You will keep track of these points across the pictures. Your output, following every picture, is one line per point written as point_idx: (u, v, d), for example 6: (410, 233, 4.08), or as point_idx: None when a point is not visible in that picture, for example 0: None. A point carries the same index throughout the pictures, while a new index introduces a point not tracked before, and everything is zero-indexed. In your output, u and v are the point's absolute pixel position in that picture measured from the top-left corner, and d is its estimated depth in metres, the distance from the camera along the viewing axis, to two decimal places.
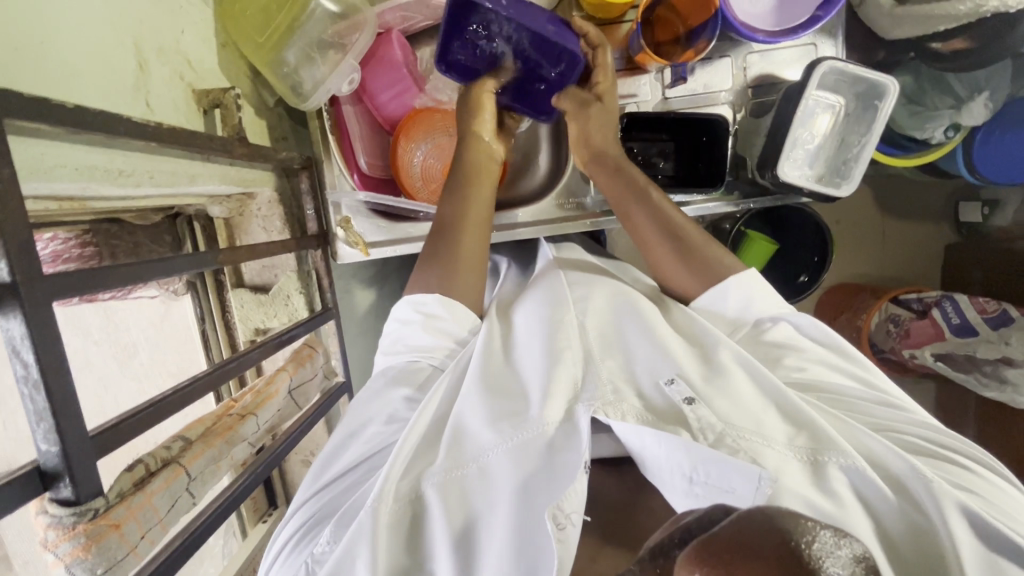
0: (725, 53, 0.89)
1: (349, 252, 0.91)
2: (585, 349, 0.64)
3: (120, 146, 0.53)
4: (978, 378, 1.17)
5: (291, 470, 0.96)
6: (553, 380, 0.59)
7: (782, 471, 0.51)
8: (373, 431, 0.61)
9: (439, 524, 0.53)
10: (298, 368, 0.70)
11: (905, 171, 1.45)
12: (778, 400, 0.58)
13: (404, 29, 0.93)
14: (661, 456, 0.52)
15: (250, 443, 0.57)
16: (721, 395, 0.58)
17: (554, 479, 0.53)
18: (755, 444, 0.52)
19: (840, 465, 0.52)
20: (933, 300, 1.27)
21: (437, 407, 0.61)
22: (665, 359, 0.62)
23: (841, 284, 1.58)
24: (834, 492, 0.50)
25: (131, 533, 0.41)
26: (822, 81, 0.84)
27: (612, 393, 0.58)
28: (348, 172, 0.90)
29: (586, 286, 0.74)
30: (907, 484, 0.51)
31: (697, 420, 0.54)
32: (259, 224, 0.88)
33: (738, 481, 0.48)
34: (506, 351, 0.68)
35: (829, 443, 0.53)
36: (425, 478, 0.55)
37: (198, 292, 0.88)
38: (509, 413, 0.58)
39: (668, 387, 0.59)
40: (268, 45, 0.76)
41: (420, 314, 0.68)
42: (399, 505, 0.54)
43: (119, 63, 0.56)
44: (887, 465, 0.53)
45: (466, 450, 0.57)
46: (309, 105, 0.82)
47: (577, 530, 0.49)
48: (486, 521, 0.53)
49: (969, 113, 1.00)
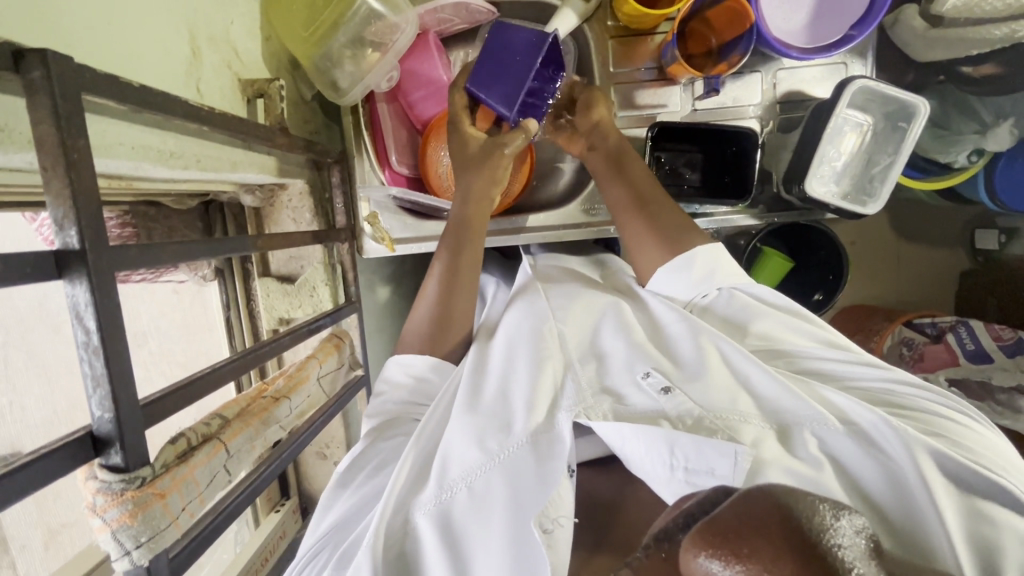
0: (756, 68, 0.91)
1: (375, 248, 0.93)
2: (566, 355, 0.65)
3: (172, 128, 0.54)
4: (991, 405, 1.14)
5: (304, 462, 0.97)
6: (537, 392, 0.60)
7: (761, 445, 0.53)
8: (362, 477, 0.63)
9: (433, 545, 0.54)
10: (327, 357, 0.70)
11: (924, 195, 1.46)
12: (748, 386, 0.60)
13: (439, 32, 0.95)
14: (642, 452, 0.53)
15: (282, 426, 0.58)
16: (695, 382, 0.60)
17: (537, 485, 0.54)
18: (732, 422, 0.55)
19: (812, 430, 0.54)
20: (948, 326, 1.31)
21: (422, 440, 0.62)
22: (642, 355, 0.63)
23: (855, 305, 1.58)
24: (809, 456, 0.52)
25: (173, 504, 0.41)
26: (850, 101, 0.85)
27: (592, 397, 0.59)
28: (379, 168, 0.93)
29: (567, 296, 0.74)
30: (874, 435, 0.53)
31: (675, 410, 0.56)
32: (289, 215, 0.89)
33: (716, 460, 0.50)
34: (482, 359, 0.69)
35: (799, 414, 0.56)
36: (416, 509, 0.56)
37: (225, 279, 0.89)
38: (494, 428, 0.58)
39: (644, 380, 0.60)
40: (311, 38, 0.77)
41: (408, 376, 0.71)
42: (392, 545, 0.55)
43: (175, 49, 0.58)
44: (855, 419, 0.54)
45: (450, 475, 0.57)
46: (347, 102, 0.83)
47: (565, 533, 0.50)
48: (479, 536, 0.54)
49: (994, 139, 0.99)
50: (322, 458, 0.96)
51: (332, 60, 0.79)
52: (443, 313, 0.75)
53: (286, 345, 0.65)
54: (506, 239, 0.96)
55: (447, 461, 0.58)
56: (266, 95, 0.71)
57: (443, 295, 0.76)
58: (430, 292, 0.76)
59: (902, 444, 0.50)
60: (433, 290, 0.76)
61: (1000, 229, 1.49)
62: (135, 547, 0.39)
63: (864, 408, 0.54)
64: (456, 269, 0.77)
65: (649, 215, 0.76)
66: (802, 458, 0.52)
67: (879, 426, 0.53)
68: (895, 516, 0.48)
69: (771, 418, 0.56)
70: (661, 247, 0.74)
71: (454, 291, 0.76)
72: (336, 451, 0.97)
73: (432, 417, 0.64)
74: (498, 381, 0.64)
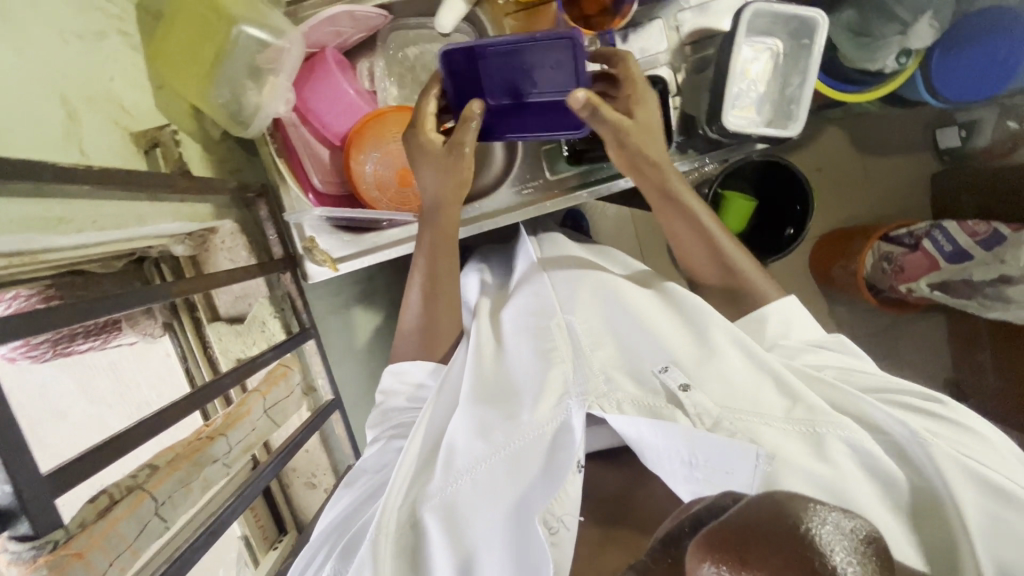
0: (656, 16, 0.90)
1: (319, 270, 0.94)
2: (573, 348, 0.70)
3: (53, 194, 0.55)
4: (981, 301, 1.32)
5: (296, 495, 0.97)
6: (546, 384, 0.65)
7: (780, 447, 0.56)
8: (369, 477, 0.74)
9: (436, 534, 0.60)
10: (270, 388, 0.67)
11: (872, 106, 1.47)
12: (773, 374, 0.64)
13: (339, 46, 0.95)
14: (661, 444, 0.58)
15: (223, 464, 0.57)
16: (711, 376, 0.63)
17: (546, 480, 0.59)
18: (752, 423, 0.58)
19: (839, 435, 0.57)
20: (923, 232, 1.40)
21: (423, 441, 0.69)
22: (661, 348, 0.67)
23: (833, 232, 1.62)
24: (832, 460, 0.55)
25: (95, 561, 0.42)
26: (750, 27, 0.84)
27: (604, 385, 0.64)
28: (303, 192, 0.90)
29: (571, 283, 0.79)
30: (907, 449, 0.56)
31: (693, 405, 0.59)
32: (225, 256, 0.91)
33: (737, 463, 0.54)
34: (496, 362, 0.76)
35: (824, 416, 0.59)
36: (422, 505, 0.62)
37: (176, 332, 0.89)
38: (497, 423, 0.64)
39: (662, 374, 0.64)
40: (199, 78, 0.77)
41: (403, 382, 0.80)
42: (397, 534, 0.61)
43: (44, 114, 0.58)
44: (889, 430, 0.57)
45: (455, 466, 0.64)
46: (252, 132, 0.81)
47: (570, 533, 0.56)
48: (484, 541, 0.59)
49: (916, 35, 1.11)
50: (312, 487, 0.97)
51: (228, 93, 0.78)
52: (428, 317, 0.82)
53: (228, 382, 0.63)
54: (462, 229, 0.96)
55: (453, 455, 0.65)
56: (159, 143, 0.71)
57: (424, 310, 0.82)
58: (412, 299, 0.83)
59: (929, 459, 0.53)
60: (417, 288, 0.82)
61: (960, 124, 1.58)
62: None
63: (898, 422, 0.57)
64: (435, 277, 0.82)
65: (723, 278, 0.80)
66: (828, 463, 0.55)
67: (914, 439, 0.55)
68: (916, 519, 0.52)
69: (800, 419, 0.59)
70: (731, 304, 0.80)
71: (437, 276, 0.82)
72: (323, 478, 0.98)
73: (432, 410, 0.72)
74: (515, 391, 0.70)
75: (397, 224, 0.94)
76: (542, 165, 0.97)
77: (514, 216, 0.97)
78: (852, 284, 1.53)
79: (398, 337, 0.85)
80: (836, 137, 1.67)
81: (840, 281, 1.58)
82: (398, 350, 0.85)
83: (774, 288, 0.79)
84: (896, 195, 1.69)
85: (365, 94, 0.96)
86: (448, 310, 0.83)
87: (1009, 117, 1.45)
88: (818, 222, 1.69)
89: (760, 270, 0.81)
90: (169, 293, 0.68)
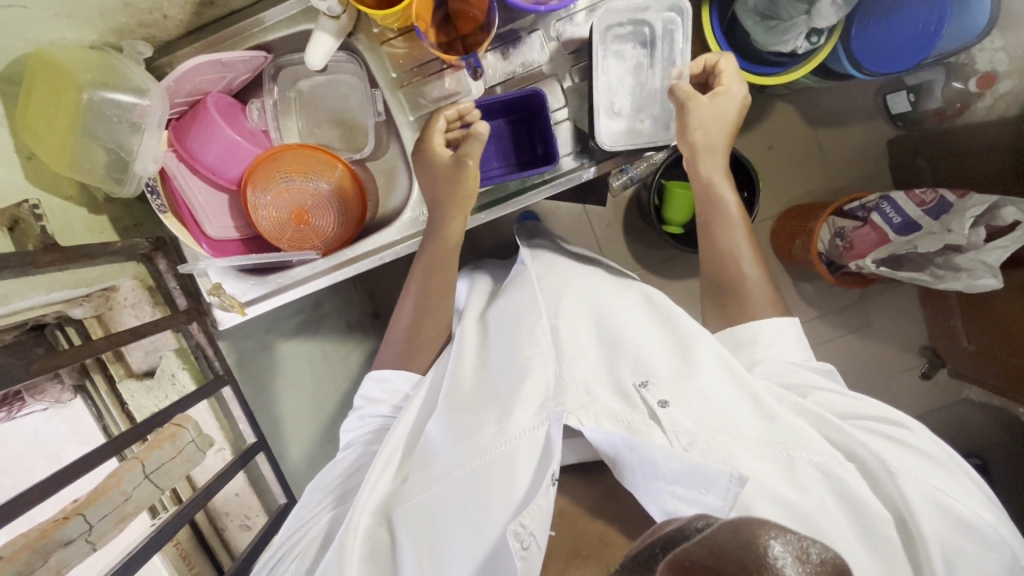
0: (535, 28, 0.90)
1: (228, 316, 0.95)
2: (557, 358, 0.76)
3: None
4: (935, 270, 1.34)
5: (233, 539, 0.99)
6: (524, 398, 0.72)
7: (753, 470, 0.61)
8: (343, 477, 0.81)
9: (403, 539, 0.67)
10: (150, 452, 0.69)
11: (805, 83, 1.44)
12: (752, 394, 0.69)
13: (224, 90, 0.94)
14: (639, 459, 0.61)
15: (81, 543, 0.59)
16: (686, 394, 0.69)
17: (514, 490, 0.66)
18: (724, 444, 0.63)
19: (811, 462, 0.63)
20: (873, 205, 1.39)
21: (400, 446, 0.78)
22: (645, 369, 0.73)
23: (793, 207, 1.60)
24: (805, 486, 0.61)
25: None
26: (612, 35, 0.87)
27: (586, 396, 0.70)
28: (198, 244, 0.91)
29: (552, 294, 0.87)
30: (877, 476, 0.63)
31: (670, 423, 0.65)
32: (131, 313, 0.91)
33: (711, 483, 0.54)
34: (475, 370, 0.84)
35: (800, 440, 0.65)
36: (394, 512, 0.69)
37: (89, 392, 0.90)
38: (467, 431, 0.72)
39: (643, 391, 0.70)
40: (65, 145, 0.77)
41: (383, 386, 0.87)
42: (368, 533, 0.69)
43: None
44: (862, 456, 0.64)
45: (427, 470, 0.71)
46: (130, 190, 0.83)
47: (537, 544, 0.59)
48: (450, 550, 0.65)
49: (820, 16, 1.06)
50: (247, 528, 0.99)
51: (92, 158, 0.79)
52: (413, 334, 0.90)
53: (101, 454, 0.65)
54: (371, 258, 0.96)
55: (426, 462, 0.72)
56: (18, 221, 0.70)
57: (412, 324, 0.90)
58: (404, 310, 0.90)
59: (898, 492, 0.61)
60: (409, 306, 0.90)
61: (908, 88, 1.52)
62: None
63: (869, 450, 0.64)
64: (428, 292, 0.89)
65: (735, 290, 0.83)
66: (799, 487, 0.61)
67: (884, 469, 0.63)
68: (876, 541, 0.60)
69: (778, 442, 0.65)
70: (734, 311, 0.83)
71: (430, 295, 0.89)
72: (259, 519, 1.00)
73: (411, 415, 0.82)
74: (491, 403, 0.76)
75: (305, 263, 0.95)
76: None
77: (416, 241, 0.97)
78: (811, 263, 1.51)
79: (381, 349, 0.92)
80: (784, 113, 1.63)
81: (800, 259, 1.55)
82: (380, 360, 0.91)
83: (773, 305, 0.81)
84: (851, 166, 1.65)
85: (256, 136, 0.95)
86: (434, 322, 0.90)
87: (955, 78, 1.42)
88: (770, 204, 1.65)
89: (762, 287, 0.83)
90: (30, 372, 0.69)
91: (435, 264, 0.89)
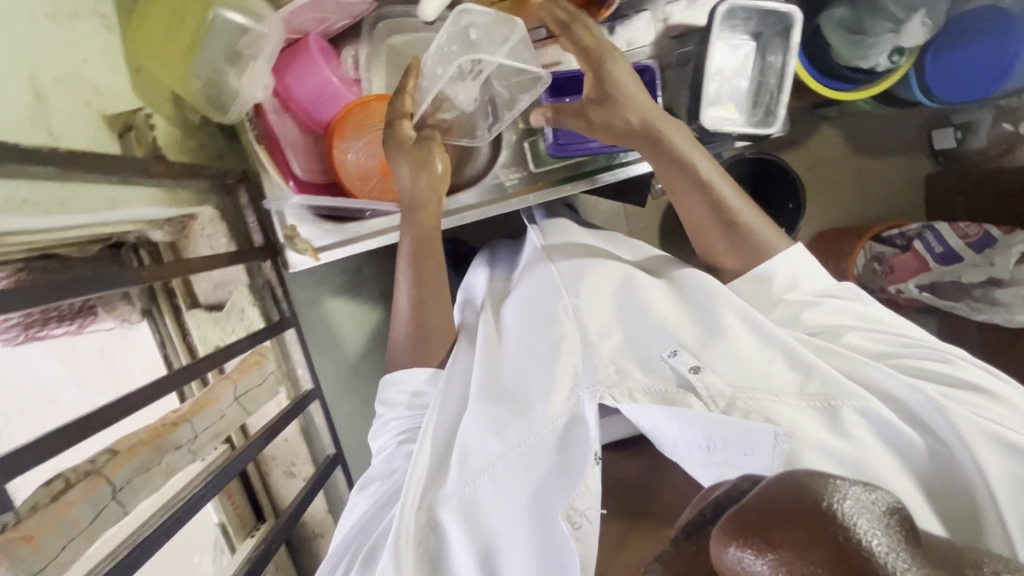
0: (642, 7, 0.90)
1: (300, 260, 0.93)
2: (582, 333, 0.71)
3: (26, 176, 0.56)
4: (970, 303, 1.28)
5: (275, 484, 0.99)
6: (556, 376, 0.67)
7: (796, 423, 0.59)
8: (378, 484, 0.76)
9: (458, 533, 0.64)
10: (243, 375, 0.72)
11: (866, 105, 1.46)
12: (783, 349, 0.67)
13: (323, 32, 0.94)
14: (674, 432, 0.60)
15: (186, 452, 0.60)
16: (721, 358, 0.66)
17: (568, 472, 0.63)
18: (764, 401, 0.61)
19: (854, 407, 0.60)
20: (914, 233, 1.38)
21: (434, 441, 0.71)
22: (667, 336, 0.69)
23: (824, 231, 1.62)
24: (851, 434, 0.59)
25: (47, 545, 0.45)
26: (727, 23, 0.85)
27: (615, 374, 0.65)
28: (284, 181, 0.90)
29: (577, 271, 0.80)
30: (922, 414, 0.60)
31: (705, 388, 0.62)
32: (206, 243, 0.90)
33: (756, 444, 0.55)
34: (500, 338, 0.79)
35: (840, 390, 0.62)
36: (439, 506, 0.66)
37: (154, 318, 0.89)
38: (510, 417, 0.67)
39: (672, 359, 0.66)
40: (176, 63, 0.76)
41: (403, 390, 0.79)
42: (421, 538, 0.65)
43: (15, 96, 0.57)
44: (903, 398, 0.62)
45: (469, 466, 0.66)
46: (231, 118, 0.82)
47: (592, 524, 0.58)
48: (505, 536, 0.63)
49: (908, 34, 1.10)
50: (292, 475, 0.98)
51: (204, 79, 0.78)
52: (419, 327, 0.82)
53: (200, 368, 0.65)
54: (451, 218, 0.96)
55: (466, 455, 0.67)
56: (134, 127, 0.71)
57: (414, 316, 0.82)
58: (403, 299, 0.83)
59: (949, 425, 0.57)
60: (407, 288, 0.83)
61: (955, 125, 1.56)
62: None
63: (909, 387, 0.61)
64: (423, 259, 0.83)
65: (736, 234, 0.78)
66: (845, 436, 0.59)
67: (928, 405, 0.60)
68: (934, 483, 0.57)
69: (818, 394, 0.62)
70: (740, 253, 0.78)
71: (426, 278, 0.83)
72: (303, 467, 0.99)
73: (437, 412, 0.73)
74: (521, 378, 0.72)
75: (381, 214, 0.93)
76: (529, 157, 0.98)
77: (492, 209, 0.97)
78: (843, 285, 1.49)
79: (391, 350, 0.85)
80: (837, 134, 1.65)
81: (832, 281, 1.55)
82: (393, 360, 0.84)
83: (784, 240, 0.79)
84: (887, 195, 1.68)
85: (349, 83, 0.95)
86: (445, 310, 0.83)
87: (1004, 120, 1.45)
88: (811, 221, 1.67)
89: (763, 219, 0.79)
90: (139, 277, 0.68)
91: (425, 244, 0.83)
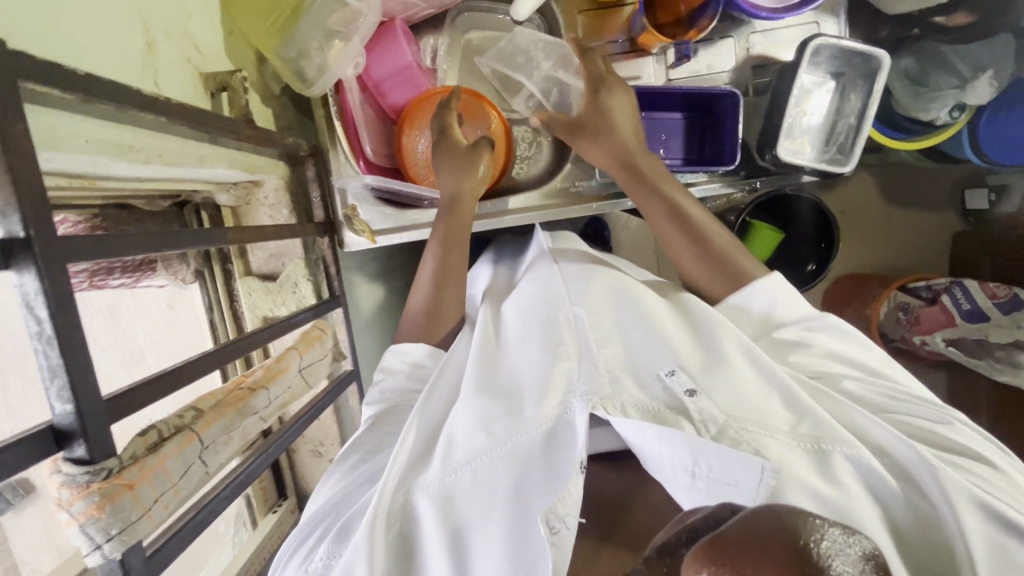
0: (727, 34, 0.91)
1: (356, 240, 0.92)
2: (580, 342, 0.66)
3: (129, 121, 0.56)
4: (993, 362, 1.24)
5: (301, 462, 0.98)
6: (549, 377, 0.62)
7: (785, 461, 0.53)
8: (360, 458, 0.68)
9: (431, 526, 0.57)
10: (308, 348, 0.74)
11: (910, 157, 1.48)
12: (783, 390, 0.60)
13: (407, 18, 0.94)
14: (663, 453, 0.54)
15: (260, 416, 0.62)
16: (721, 386, 0.60)
17: (552, 479, 0.55)
18: (757, 435, 0.55)
19: (845, 454, 0.55)
20: (942, 287, 1.32)
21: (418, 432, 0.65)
22: (665, 351, 0.64)
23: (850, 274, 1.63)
24: (839, 480, 0.53)
25: (144, 495, 0.45)
26: (814, 58, 0.87)
27: (610, 385, 0.60)
28: (353, 159, 0.90)
29: (581, 278, 0.75)
30: (911, 471, 0.54)
31: (699, 412, 0.57)
32: (266, 212, 0.89)
33: (741, 473, 0.51)
34: (497, 339, 0.75)
35: (832, 434, 0.56)
36: (417, 491, 0.59)
37: (205, 281, 0.89)
38: (500, 415, 0.61)
39: (668, 379, 0.61)
40: (269, 29, 0.76)
41: (405, 362, 0.76)
42: (391, 522, 0.58)
43: (129, 43, 0.58)
44: (893, 452, 0.56)
45: (453, 457, 0.60)
46: (315, 92, 0.82)
47: (571, 532, 0.51)
48: (473, 537, 0.56)
49: (973, 92, 1.12)
50: (318, 455, 0.97)
51: (296, 49, 0.78)
52: (435, 304, 0.80)
53: (266, 339, 0.64)
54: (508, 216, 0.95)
55: (452, 445, 0.61)
56: (228, 87, 0.71)
57: (431, 295, 0.80)
58: (423, 278, 0.81)
59: (936, 483, 0.51)
60: (429, 267, 0.81)
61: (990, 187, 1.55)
62: (106, 540, 0.42)
63: (905, 445, 0.55)
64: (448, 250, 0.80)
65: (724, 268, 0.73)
66: (833, 483, 0.53)
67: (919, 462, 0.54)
68: (915, 543, 0.51)
69: (811, 434, 0.57)
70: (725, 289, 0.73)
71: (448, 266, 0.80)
72: (330, 449, 0.98)
73: (432, 401, 0.69)
74: (515, 377, 0.67)
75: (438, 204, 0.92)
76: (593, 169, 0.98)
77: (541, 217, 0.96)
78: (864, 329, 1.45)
79: (403, 325, 0.82)
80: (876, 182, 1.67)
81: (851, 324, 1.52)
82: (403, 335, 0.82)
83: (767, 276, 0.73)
84: (916, 246, 1.68)
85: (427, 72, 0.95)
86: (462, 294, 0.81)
87: None
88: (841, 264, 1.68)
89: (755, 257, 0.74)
90: (225, 240, 0.67)
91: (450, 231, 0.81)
